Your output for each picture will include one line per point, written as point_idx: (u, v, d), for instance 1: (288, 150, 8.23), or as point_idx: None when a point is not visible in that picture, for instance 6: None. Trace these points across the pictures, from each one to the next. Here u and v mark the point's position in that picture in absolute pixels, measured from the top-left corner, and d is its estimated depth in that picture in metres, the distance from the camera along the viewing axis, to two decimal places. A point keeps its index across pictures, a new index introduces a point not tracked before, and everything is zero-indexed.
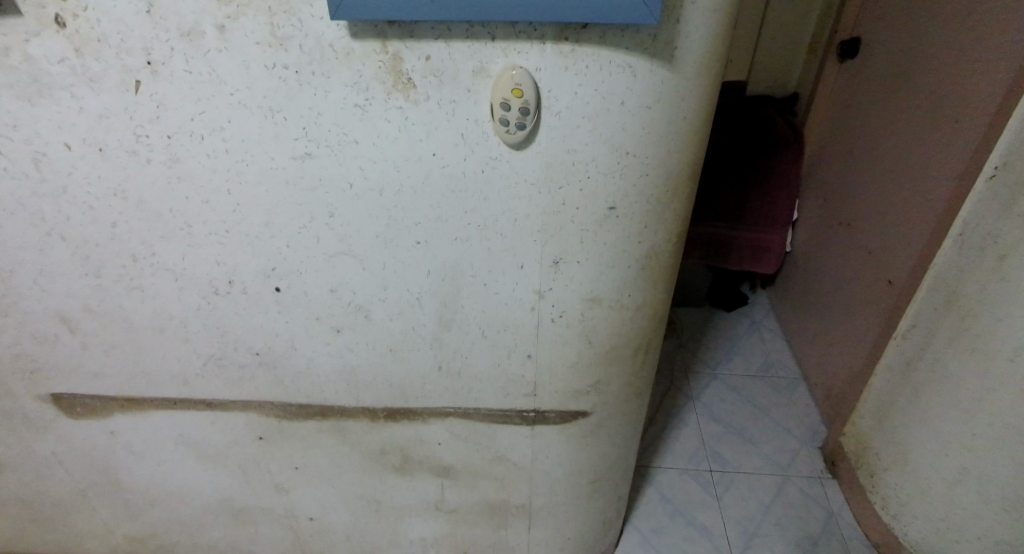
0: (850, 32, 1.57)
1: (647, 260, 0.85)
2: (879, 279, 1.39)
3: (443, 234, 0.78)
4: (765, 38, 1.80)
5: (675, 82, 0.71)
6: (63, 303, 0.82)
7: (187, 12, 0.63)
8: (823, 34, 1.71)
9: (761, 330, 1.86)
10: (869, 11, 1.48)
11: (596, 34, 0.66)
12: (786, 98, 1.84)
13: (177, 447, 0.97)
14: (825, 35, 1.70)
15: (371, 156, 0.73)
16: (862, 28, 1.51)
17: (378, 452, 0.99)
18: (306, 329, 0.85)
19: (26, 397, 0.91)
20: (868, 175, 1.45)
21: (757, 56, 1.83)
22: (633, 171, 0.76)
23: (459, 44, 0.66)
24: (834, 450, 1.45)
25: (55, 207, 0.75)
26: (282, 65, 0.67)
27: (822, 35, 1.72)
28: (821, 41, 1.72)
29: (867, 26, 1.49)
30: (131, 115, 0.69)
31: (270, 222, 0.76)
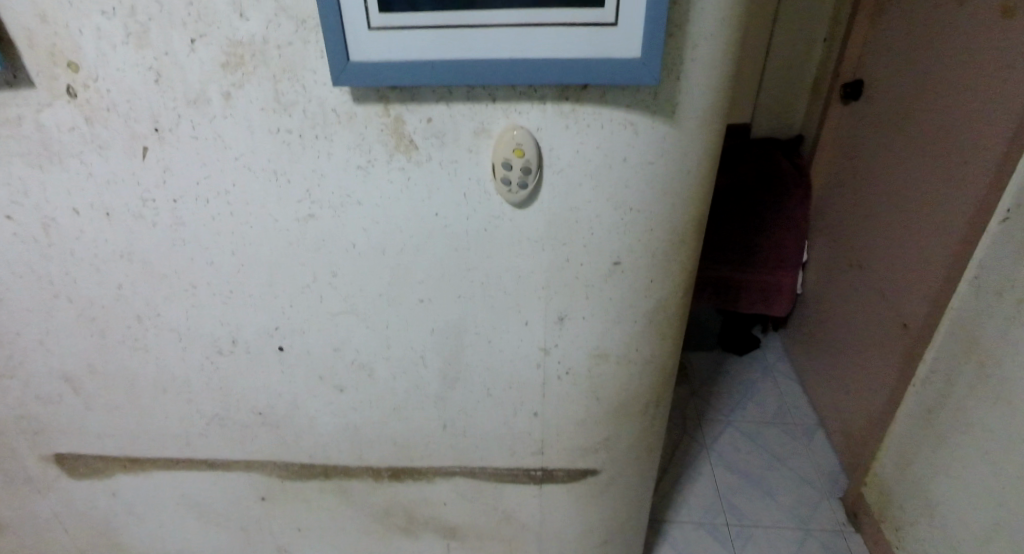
0: (852, 74, 1.58)
1: (654, 314, 0.83)
2: (894, 323, 1.36)
3: (446, 291, 0.78)
4: (769, 82, 1.82)
5: (677, 138, 0.71)
6: (68, 364, 0.82)
7: (193, 81, 0.65)
8: (825, 79, 1.73)
9: (774, 374, 1.82)
10: (870, 55, 1.49)
11: (596, 94, 0.66)
12: (792, 141, 1.85)
13: (179, 508, 0.95)
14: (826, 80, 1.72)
15: (373, 215, 0.73)
16: (864, 71, 1.52)
17: (382, 512, 0.97)
18: (309, 388, 0.84)
19: (28, 457, 0.90)
20: (878, 217, 1.43)
21: (761, 100, 1.85)
22: (637, 226, 0.75)
23: (461, 106, 0.67)
24: (856, 502, 1.39)
25: (62, 270, 0.75)
26: (286, 129, 0.68)
27: (824, 80, 1.73)
28: (823, 86, 1.74)
29: (869, 71, 1.50)
30: (137, 180, 0.70)
31: (274, 282, 0.76)
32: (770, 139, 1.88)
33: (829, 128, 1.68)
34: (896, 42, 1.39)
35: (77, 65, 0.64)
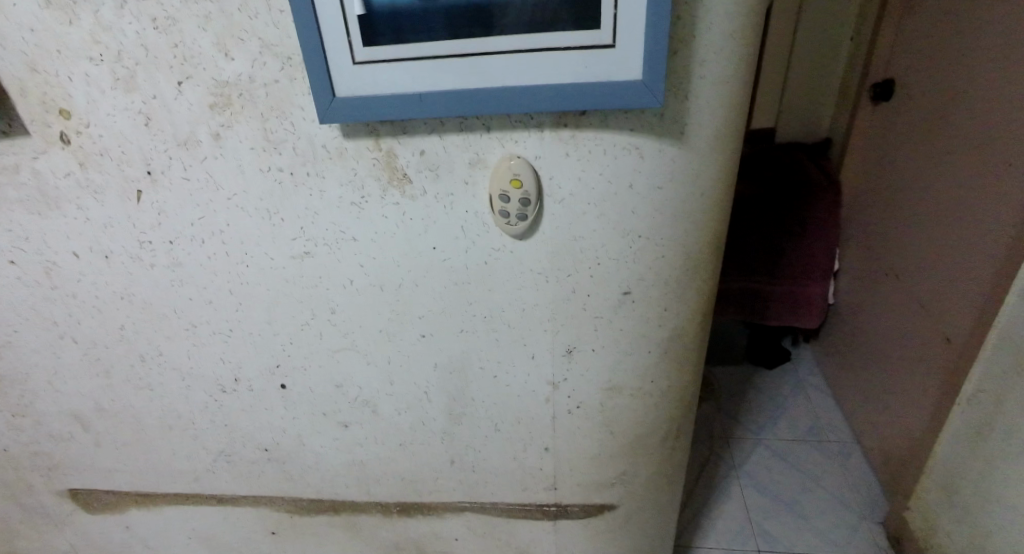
0: (883, 74, 1.50)
1: (670, 344, 0.78)
2: (935, 337, 1.28)
3: (448, 326, 0.75)
4: (791, 85, 1.76)
5: (688, 160, 0.65)
6: (77, 403, 0.82)
7: (183, 123, 0.63)
8: (853, 80, 1.66)
9: (806, 389, 1.75)
10: (900, 53, 1.42)
11: (597, 119, 0.62)
12: (818, 144, 1.78)
13: (192, 541, 0.96)
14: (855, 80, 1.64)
15: (369, 251, 0.71)
16: (894, 69, 1.45)
17: (394, 547, 0.96)
18: (314, 425, 0.83)
19: (44, 493, 0.91)
20: (914, 224, 1.35)
21: (784, 104, 1.79)
22: (648, 255, 0.71)
23: (454, 137, 0.64)
24: (898, 526, 1.31)
25: (65, 312, 0.75)
26: (277, 167, 0.66)
27: (852, 81, 1.66)
28: (851, 88, 1.66)
29: (900, 70, 1.42)
30: (133, 223, 0.69)
31: (273, 320, 0.75)
32: (795, 144, 1.82)
33: (858, 131, 1.61)
34: (926, 40, 1.32)
35: (68, 112, 0.63)
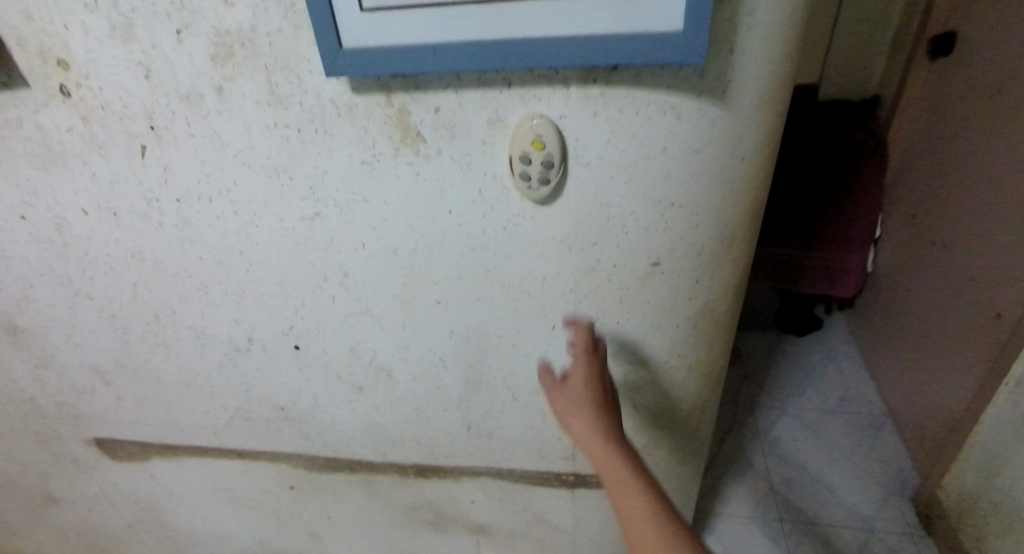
0: (943, 26, 1.40)
1: (700, 319, 0.74)
2: (983, 311, 1.20)
3: (465, 294, 0.72)
4: (839, 38, 1.66)
5: (731, 122, 0.59)
6: (96, 358, 0.83)
7: (184, 76, 0.59)
8: (909, 33, 1.55)
9: (837, 358, 1.70)
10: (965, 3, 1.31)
11: (630, 75, 0.56)
12: (865, 103, 1.70)
13: (215, 492, 0.98)
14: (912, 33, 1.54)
15: (382, 215, 0.67)
16: (956, 22, 1.34)
17: (410, 507, 0.97)
18: (329, 388, 0.82)
19: (72, 441, 0.94)
20: (969, 188, 1.25)
21: (831, 58, 1.69)
22: (680, 225, 0.65)
23: (471, 93, 0.58)
24: (929, 503, 1.26)
25: (79, 269, 0.74)
26: (283, 124, 0.61)
27: (909, 33, 1.55)
28: (907, 41, 1.56)
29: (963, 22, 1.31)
30: (140, 180, 0.67)
31: (285, 282, 0.73)
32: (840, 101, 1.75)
33: (912, 89, 1.51)
34: None
35: (67, 63, 0.60)
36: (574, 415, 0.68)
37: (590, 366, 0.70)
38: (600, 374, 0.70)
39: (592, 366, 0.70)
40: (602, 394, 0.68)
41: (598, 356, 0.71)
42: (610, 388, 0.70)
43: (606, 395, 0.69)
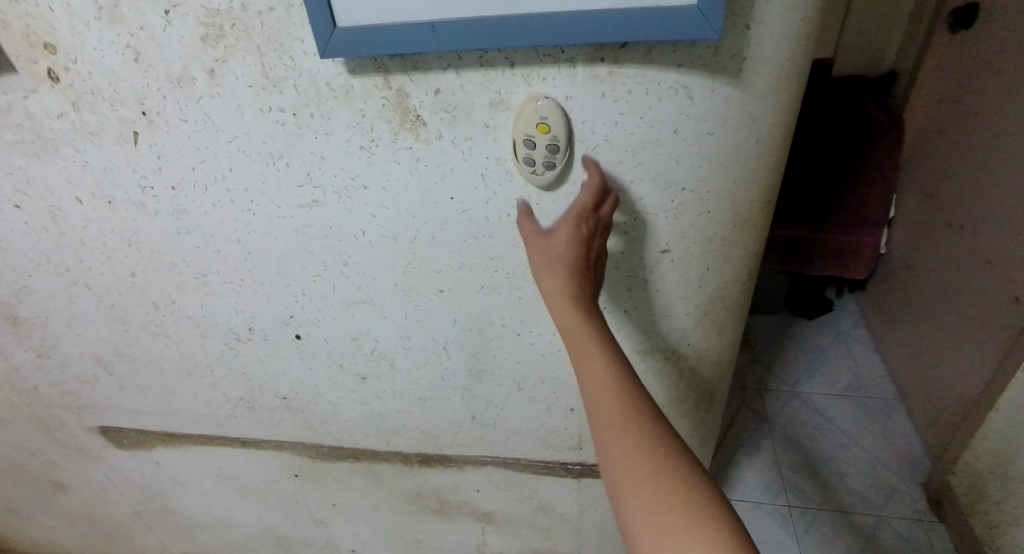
0: None
1: (711, 306, 0.71)
2: (1001, 294, 1.16)
3: (468, 282, 0.70)
4: (856, 11, 1.62)
5: (746, 102, 0.55)
6: (97, 347, 0.82)
7: (174, 59, 0.56)
8: (929, 6, 1.52)
9: (848, 342, 1.68)
10: None
11: (640, 52, 0.53)
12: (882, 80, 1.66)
13: (219, 479, 0.98)
14: (931, 6, 1.50)
15: (382, 202, 0.65)
16: None
17: (414, 495, 0.96)
18: (331, 377, 0.81)
19: (76, 429, 0.94)
20: (990, 167, 1.21)
21: (847, 33, 1.66)
22: (691, 210, 0.63)
23: (472, 74, 0.55)
24: (940, 489, 1.24)
25: (76, 258, 0.73)
26: (278, 108, 0.59)
27: (928, 7, 1.52)
28: (926, 15, 1.52)
29: None
30: (133, 167, 0.65)
31: (284, 270, 0.71)
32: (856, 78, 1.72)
33: (930, 65, 1.48)
34: None
35: (53, 46, 0.57)
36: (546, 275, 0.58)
37: (579, 227, 0.58)
38: (590, 237, 0.58)
39: (581, 228, 0.58)
40: (586, 259, 0.58)
41: (593, 218, 0.59)
42: (598, 255, 0.59)
43: (591, 261, 0.58)
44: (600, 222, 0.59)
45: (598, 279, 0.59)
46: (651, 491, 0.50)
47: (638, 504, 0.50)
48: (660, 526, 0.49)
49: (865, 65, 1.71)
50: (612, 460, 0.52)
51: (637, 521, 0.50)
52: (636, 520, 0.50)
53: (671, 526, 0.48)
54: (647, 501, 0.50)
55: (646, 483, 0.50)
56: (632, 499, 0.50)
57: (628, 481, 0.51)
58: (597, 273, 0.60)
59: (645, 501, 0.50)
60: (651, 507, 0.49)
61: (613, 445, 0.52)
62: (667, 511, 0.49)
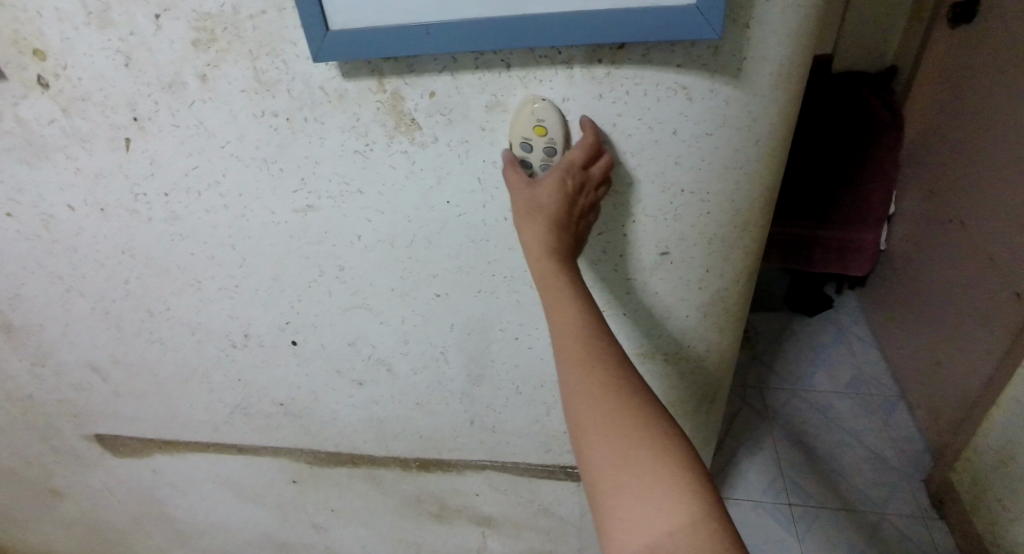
0: None
1: (711, 308, 0.71)
2: (1002, 291, 1.16)
3: (466, 286, 0.69)
4: (857, 5, 1.62)
5: (747, 102, 0.54)
6: (92, 355, 0.81)
7: (165, 64, 0.55)
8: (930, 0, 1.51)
9: (848, 339, 1.67)
10: None
11: (638, 53, 0.52)
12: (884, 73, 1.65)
13: (217, 485, 0.98)
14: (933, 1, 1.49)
15: (378, 206, 0.64)
16: None
17: (414, 499, 0.96)
18: (328, 382, 0.81)
19: (73, 437, 0.93)
20: (992, 162, 1.20)
21: (848, 27, 1.65)
22: (690, 212, 0.62)
23: (468, 76, 0.54)
24: (942, 487, 1.24)
25: (69, 266, 0.72)
26: (272, 112, 0.58)
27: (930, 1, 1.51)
28: (927, 10, 1.51)
29: None
30: (126, 174, 0.64)
31: (280, 276, 0.70)
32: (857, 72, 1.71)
33: (931, 60, 1.47)
34: None
35: (42, 52, 0.55)
36: (525, 223, 0.54)
37: (565, 182, 0.54)
38: (575, 194, 0.54)
39: (567, 183, 0.54)
40: (568, 214, 0.54)
41: (580, 175, 0.55)
42: (581, 213, 0.56)
43: (573, 217, 0.55)
44: (589, 181, 0.55)
45: (577, 234, 0.56)
46: (611, 422, 0.47)
47: (596, 434, 0.47)
48: (617, 457, 0.46)
49: (866, 59, 1.71)
50: (574, 391, 0.49)
51: (595, 452, 0.47)
52: (593, 450, 0.47)
53: (630, 457, 0.46)
54: (607, 431, 0.47)
55: (606, 414, 0.48)
56: (592, 429, 0.48)
57: (589, 412, 0.48)
58: (578, 231, 0.56)
59: (604, 432, 0.47)
60: (612, 438, 0.47)
61: (576, 375, 0.50)
62: (626, 443, 0.46)
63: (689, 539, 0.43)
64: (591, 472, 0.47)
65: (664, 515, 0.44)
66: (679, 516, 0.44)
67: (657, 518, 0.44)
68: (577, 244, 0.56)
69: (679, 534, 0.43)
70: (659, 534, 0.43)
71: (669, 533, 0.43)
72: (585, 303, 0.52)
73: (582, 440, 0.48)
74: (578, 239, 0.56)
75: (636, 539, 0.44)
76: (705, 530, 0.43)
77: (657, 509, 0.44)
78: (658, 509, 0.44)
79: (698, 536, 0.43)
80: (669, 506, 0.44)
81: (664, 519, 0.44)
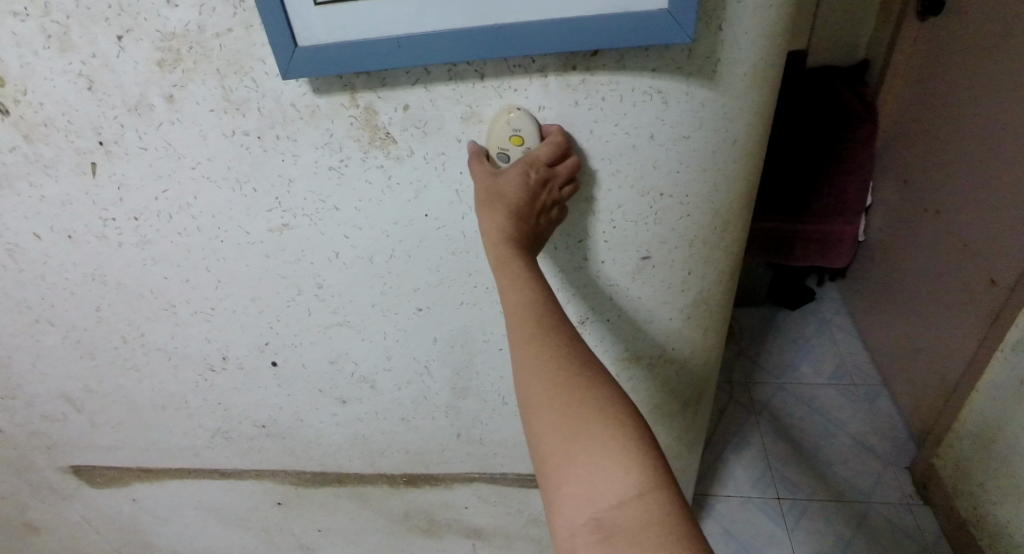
0: None
1: (694, 309, 0.71)
2: (979, 277, 1.18)
3: (447, 298, 0.68)
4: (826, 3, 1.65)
5: (721, 104, 0.55)
6: (65, 385, 0.79)
7: (130, 85, 0.54)
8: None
9: (830, 330, 1.69)
10: None
11: (612, 59, 0.52)
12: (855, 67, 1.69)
13: (200, 511, 0.96)
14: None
15: (355, 222, 0.63)
16: None
17: (403, 515, 0.95)
18: (311, 401, 0.79)
19: (47, 469, 0.90)
20: (965, 152, 1.23)
21: (818, 24, 1.68)
22: (670, 214, 0.62)
23: (442, 87, 0.54)
24: (925, 473, 1.26)
25: (38, 295, 0.70)
26: (242, 131, 0.57)
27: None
28: (895, 5, 1.55)
29: None
30: (92, 199, 0.62)
31: (257, 296, 0.69)
32: (830, 67, 1.73)
33: (901, 54, 1.50)
34: None
35: (0, 78, 0.53)
36: (484, 210, 0.52)
37: (530, 175, 0.52)
38: (539, 188, 0.53)
39: (531, 175, 0.52)
40: (530, 206, 0.53)
41: (545, 170, 0.53)
42: (542, 210, 0.54)
43: (535, 210, 0.53)
44: (553, 178, 0.54)
45: (536, 230, 0.54)
46: (560, 393, 0.46)
47: (545, 407, 0.46)
48: (565, 430, 0.45)
49: (837, 55, 1.73)
50: (523, 365, 0.48)
51: (543, 425, 0.45)
52: (541, 423, 0.46)
53: (578, 428, 0.44)
54: (555, 404, 0.45)
55: (555, 386, 0.46)
56: (540, 401, 0.46)
57: (538, 384, 0.46)
58: (539, 226, 0.55)
59: (552, 404, 0.45)
60: (560, 410, 0.45)
61: (525, 347, 0.48)
62: (575, 415, 0.45)
63: (637, 509, 0.42)
64: (539, 445, 0.46)
65: (613, 486, 0.43)
66: (628, 486, 0.42)
67: (605, 490, 0.43)
68: (536, 238, 0.55)
69: (628, 505, 0.42)
70: (607, 506, 0.42)
71: (617, 504, 0.42)
72: (540, 283, 0.50)
73: (530, 414, 0.47)
74: (536, 236, 0.55)
75: (585, 509, 0.43)
76: (654, 499, 0.42)
77: (606, 480, 0.43)
78: (606, 480, 0.43)
79: (645, 502, 0.42)
80: (617, 476, 0.43)
81: (612, 490, 0.42)
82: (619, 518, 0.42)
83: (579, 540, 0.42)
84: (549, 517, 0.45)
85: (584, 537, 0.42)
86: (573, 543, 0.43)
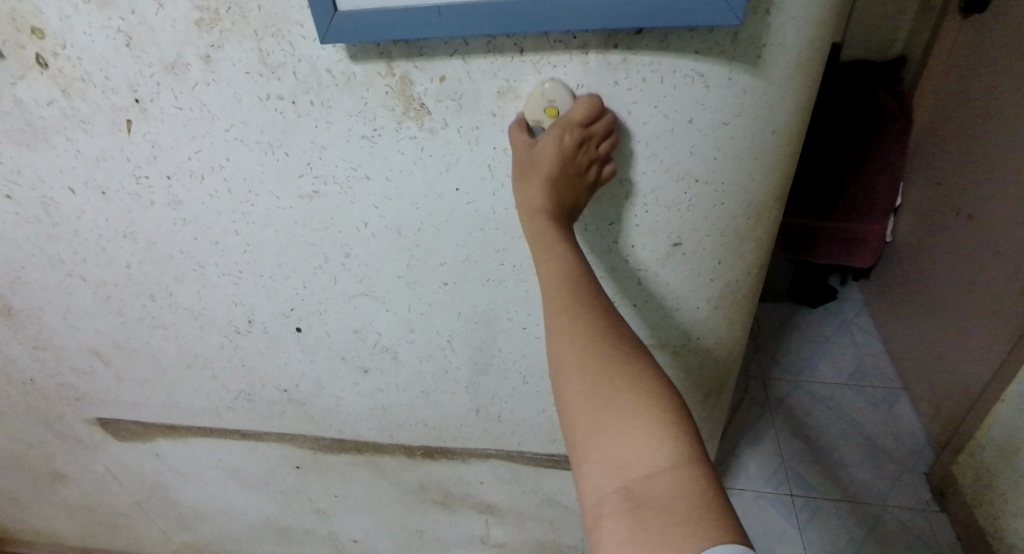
0: None
1: (721, 299, 0.69)
2: (1009, 284, 1.15)
3: (473, 275, 0.68)
4: None
5: (762, 92, 0.53)
6: (94, 340, 0.80)
7: (167, 44, 0.53)
8: None
9: (852, 330, 1.67)
10: None
11: (655, 39, 0.50)
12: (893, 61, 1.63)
13: (220, 470, 0.98)
14: None
15: (385, 192, 0.62)
16: None
17: (418, 487, 0.96)
18: (333, 370, 0.80)
19: (74, 421, 0.93)
20: (1002, 154, 1.18)
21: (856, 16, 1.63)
22: (705, 201, 0.60)
23: (480, 60, 0.53)
24: (944, 479, 1.24)
25: (70, 250, 0.71)
26: (276, 96, 0.56)
27: None
28: None
29: None
30: (127, 157, 0.62)
31: (284, 262, 0.69)
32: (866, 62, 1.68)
33: (941, 51, 1.45)
34: None
35: (41, 31, 0.53)
36: (521, 180, 0.54)
37: (564, 140, 0.52)
38: (575, 153, 0.52)
39: (565, 140, 0.52)
40: (566, 172, 0.52)
41: (581, 133, 0.52)
42: (581, 173, 0.54)
43: (571, 175, 0.53)
44: (590, 138, 0.53)
45: (575, 196, 0.54)
46: (592, 364, 0.45)
47: (576, 376, 0.45)
48: (596, 399, 0.44)
49: (875, 49, 1.69)
50: (556, 337, 0.47)
51: (574, 394, 0.45)
52: (573, 392, 0.45)
53: (611, 399, 0.44)
54: (587, 374, 0.45)
55: (588, 357, 0.45)
56: (572, 371, 0.45)
57: (569, 355, 0.46)
58: (577, 193, 0.54)
59: (584, 374, 0.45)
60: (591, 379, 0.45)
61: (557, 319, 0.47)
62: (607, 385, 0.44)
63: (668, 481, 0.41)
64: (569, 414, 0.45)
65: (643, 458, 0.42)
66: (659, 459, 0.41)
67: (637, 460, 0.42)
68: (576, 206, 0.54)
69: (658, 477, 0.41)
70: (637, 476, 0.41)
71: (647, 476, 0.41)
72: (574, 256, 0.50)
73: (562, 384, 0.46)
74: (576, 202, 0.54)
75: (614, 478, 0.42)
76: (684, 474, 0.41)
77: (637, 452, 0.42)
78: (638, 451, 0.42)
79: (677, 475, 0.41)
80: (648, 448, 0.42)
81: (644, 462, 0.42)
82: (649, 489, 0.41)
83: (606, 509, 0.41)
84: (577, 487, 0.44)
85: (611, 505, 0.41)
86: (600, 511, 0.42)
